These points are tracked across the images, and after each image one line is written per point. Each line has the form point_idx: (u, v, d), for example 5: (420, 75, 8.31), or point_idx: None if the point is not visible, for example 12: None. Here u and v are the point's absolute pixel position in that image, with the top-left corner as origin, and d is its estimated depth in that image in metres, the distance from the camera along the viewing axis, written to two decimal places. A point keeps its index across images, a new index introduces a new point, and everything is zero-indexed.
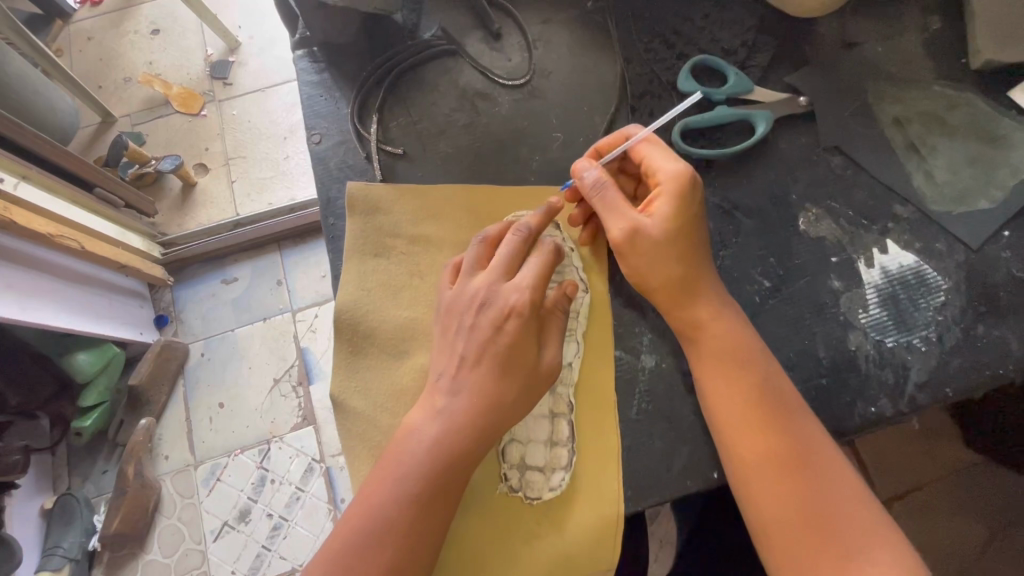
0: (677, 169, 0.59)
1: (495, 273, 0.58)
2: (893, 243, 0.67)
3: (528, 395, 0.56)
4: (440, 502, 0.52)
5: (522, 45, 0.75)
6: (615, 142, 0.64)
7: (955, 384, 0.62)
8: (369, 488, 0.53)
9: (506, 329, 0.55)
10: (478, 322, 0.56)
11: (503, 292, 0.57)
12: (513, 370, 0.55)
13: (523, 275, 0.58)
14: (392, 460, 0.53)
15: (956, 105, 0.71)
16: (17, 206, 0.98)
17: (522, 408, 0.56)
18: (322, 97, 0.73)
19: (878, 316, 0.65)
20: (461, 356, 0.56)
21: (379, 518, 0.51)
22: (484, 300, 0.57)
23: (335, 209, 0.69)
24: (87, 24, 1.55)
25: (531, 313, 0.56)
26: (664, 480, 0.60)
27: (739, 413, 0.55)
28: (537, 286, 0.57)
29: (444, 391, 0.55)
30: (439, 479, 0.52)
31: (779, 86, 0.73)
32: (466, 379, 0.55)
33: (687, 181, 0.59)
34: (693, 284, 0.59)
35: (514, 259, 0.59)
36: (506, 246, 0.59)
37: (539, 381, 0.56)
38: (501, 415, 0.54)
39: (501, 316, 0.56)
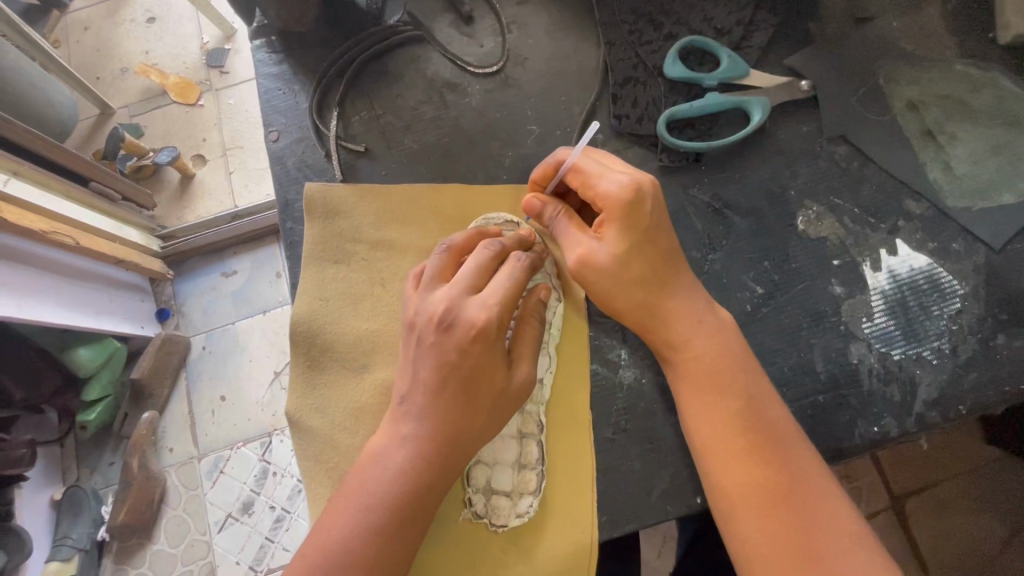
0: (617, 191, 0.52)
1: (458, 287, 0.51)
2: (904, 243, 0.60)
3: (498, 419, 0.51)
4: (406, 535, 0.48)
5: (496, 28, 0.69)
6: (548, 172, 0.58)
7: (969, 400, 0.56)
8: (329, 517, 0.48)
9: (472, 350, 0.49)
10: (440, 343, 0.50)
11: (467, 308, 0.50)
12: (482, 395, 0.50)
13: (490, 289, 0.51)
14: (353, 488, 0.49)
15: (980, 87, 0.64)
16: (8, 204, 0.94)
17: (492, 431, 0.52)
18: (281, 91, 0.68)
19: (884, 326, 0.58)
20: (424, 379, 0.50)
21: (338, 550, 0.46)
22: (445, 318, 0.50)
23: (294, 212, 0.65)
24: (83, 14, 1.52)
25: (499, 333, 0.50)
26: (642, 505, 0.55)
27: (723, 439, 0.50)
28: (508, 300, 0.51)
29: (409, 418, 0.50)
30: (404, 510, 0.48)
31: (777, 69, 0.66)
32: (430, 404, 0.49)
33: (631, 200, 0.52)
34: (670, 297, 0.53)
35: (478, 272, 0.52)
36: (471, 261, 0.53)
37: (510, 401, 0.51)
38: (468, 442, 0.50)
39: (467, 336, 0.49)
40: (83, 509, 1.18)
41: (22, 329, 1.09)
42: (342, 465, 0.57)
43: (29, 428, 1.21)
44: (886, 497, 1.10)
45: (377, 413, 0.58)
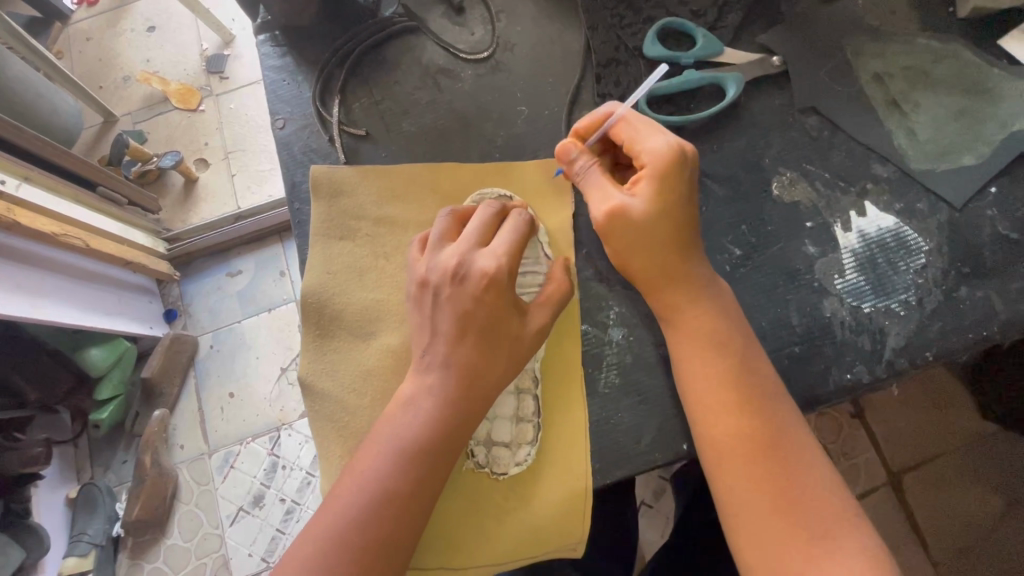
0: (664, 148, 0.54)
1: (467, 243, 0.56)
2: (872, 205, 0.64)
3: (514, 362, 0.55)
4: (434, 471, 0.52)
5: (485, 17, 0.74)
6: (594, 122, 0.59)
7: (936, 347, 0.60)
8: (361, 460, 0.52)
9: (484, 297, 0.53)
10: (455, 295, 0.54)
11: (478, 262, 0.54)
12: (497, 340, 0.54)
13: (496, 243, 0.55)
14: (384, 433, 0.53)
15: (942, 58, 0.68)
16: (21, 208, 0.99)
17: (509, 377, 0.56)
18: (284, 81, 0.73)
19: (855, 281, 0.62)
20: (443, 332, 0.54)
21: (372, 484, 0.51)
22: (458, 271, 0.54)
23: (300, 193, 0.69)
24: (86, 25, 1.56)
25: (509, 282, 0.54)
26: (634, 453, 0.59)
27: (716, 392, 0.54)
28: (514, 251, 0.55)
29: (431, 365, 0.54)
30: (432, 449, 0.52)
31: (750, 47, 0.70)
32: (451, 353, 0.54)
33: (675, 160, 0.54)
34: (677, 261, 0.56)
35: (484, 229, 0.57)
36: (474, 220, 0.57)
37: (524, 348, 0.56)
38: (486, 385, 0.54)
39: (479, 286, 0.53)
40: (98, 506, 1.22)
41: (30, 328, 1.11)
42: (353, 426, 0.61)
43: (42, 427, 1.24)
44: (883, 473, 1.13)
45: (386, 376, 0.62)
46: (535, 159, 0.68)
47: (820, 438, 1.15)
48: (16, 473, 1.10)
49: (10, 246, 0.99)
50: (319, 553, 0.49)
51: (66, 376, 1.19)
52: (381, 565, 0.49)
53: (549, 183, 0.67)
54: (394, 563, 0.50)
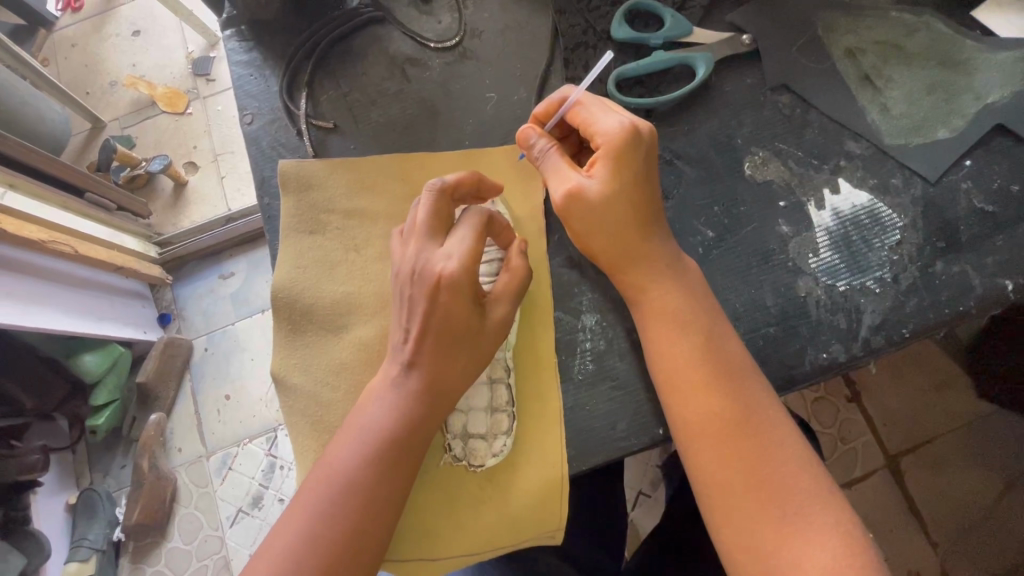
0: (616, 129, 0.54)
1: (428, 241, 0.55)
2: (845, 182, 0.64)
3: (476, 359, 0.55)
4: (400, 466, 0.52)
5: (452, 4, 0.73)
6: (551, 107, 0.60)
7: (912, 324, 0.59)
8: (332, 454, 0.52)
9: (440, 299, 0.52)
10: (414, 293, 0.53)
11: (434, 260, 0.53)
12: (458, 339, 0.53)
13: (452, 246, 0.53)
14: (354, 426, 0.53)
15: (914, 31, 0.67)
16: (8, 216, 0.99)
17: (473, 371, 0.55)
18: (252, 77, 0.72)
19: (830, 260, 0.62)
20: (407, 329, 0.54)
21: (341, 477, 0.50)
22: (416, 270, 0.53)
23: (270, 188, 0.69)
24: (70, 32, 1.55)
25: (468, 285, 0.52)
26: (609, 439, 0.59)
27: (684, 371, 0.54)
28: (472, 250, 0.53)
29: (397, 363, 0.54)
30: (399, 442, 0.52)
31: (720, 26, 0.69)
32: (413, 350, 0.53)
33: (628, 140, 0.54)
34: (640, 239, 0.56)
35: (445, 226, 0.56)
36: (431, 217, 0.55)
37: (487, 343, 0.55)
38: (447, 382, 0.54)
39: (434, 287, 0.52)
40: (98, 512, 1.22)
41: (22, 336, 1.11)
42: (328, 420, 0.61)
43: (40, 435, 1.23)
44: (881, 456, 1.12)
45: (359, 370, 0.62)
46: (504, 146, 0.68)
47: (816, 422, 1.14)
48: (15, 480, 1.10)
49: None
50: (290, 549, 0.48)
51: (60, 383, 1.20)
52: (348, 559, 0.49)
53: (518, 170, 0.67)
54: (361, 558, 0.49)
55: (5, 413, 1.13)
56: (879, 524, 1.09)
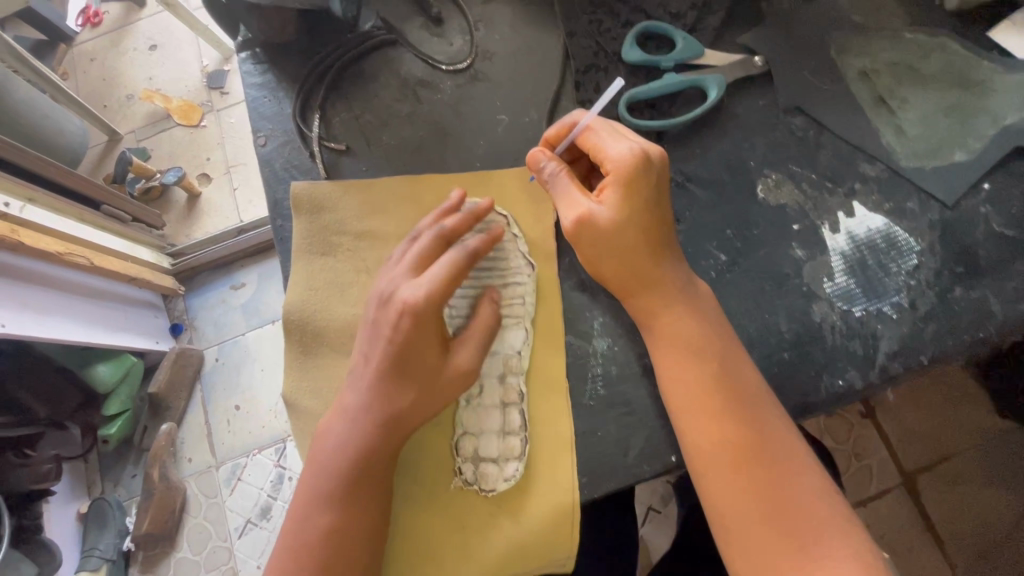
0: (627, 154, 0.54)
1: (402, 270, 0.56)
2: (861, 205, 0.63)
3: (430, 395, 0.53)
4: (356, 495, 0.52)
5: (464, 27, 0.73)
6: (562, 131, 0.60)
7: (930, 350, 0.58)
8: (303, 477, 0.54)
9: (399, 328, 0.52)
10: (379, 321, 0.54)
11: (400, 289, 0.54)
12: (410, 370, 0.53)
13: (424, 274, 0.54)
14: (319, 451, 0.54)
15: (929, 52, 0.66)
16: (26, 229, 1.00)
17: (432, 404, 0.54)
18: (266, 99, 0.73)
19: (845, 284, 0.61)
20: (368, 356, 0.54)
21: (306, 502, 0.52)
22: (386, 298, 0.54)
23: (283, 210, 0.69)
24: (88, 46, 1.58)
25: (429, 315, 0.52)
26: (620, 466, 0.58)
27: (696, 397, 0.54)
28: (441, 282, 0.53)
29: (356, 391, 0.54)
30: (357, 471, 0.52)
31: (732, 47, 0.69)
32: (370, 377, 0.53)
33: (638, 165, 0.54)
34: (653, 264, 0.56)
35: (420, 256, 0.56)
36: (415, 248, 0.57)
37: (447, 376, 0.53)
38: (399, 414, 0.53)
39: (397, 315, 0.52)
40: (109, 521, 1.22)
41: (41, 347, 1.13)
42: None
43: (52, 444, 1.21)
44: (897, 473, 1.10)
45: None
46: (515, 168, 0.68)
47: (830, 438, 1.12)
48: (27, 490, 1.12)
49: (15, 266, 0.99)
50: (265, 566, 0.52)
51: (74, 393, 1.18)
52: None
53: (529, 191, 0.67)
54: None
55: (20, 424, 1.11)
56: (895, 545, 1.06)
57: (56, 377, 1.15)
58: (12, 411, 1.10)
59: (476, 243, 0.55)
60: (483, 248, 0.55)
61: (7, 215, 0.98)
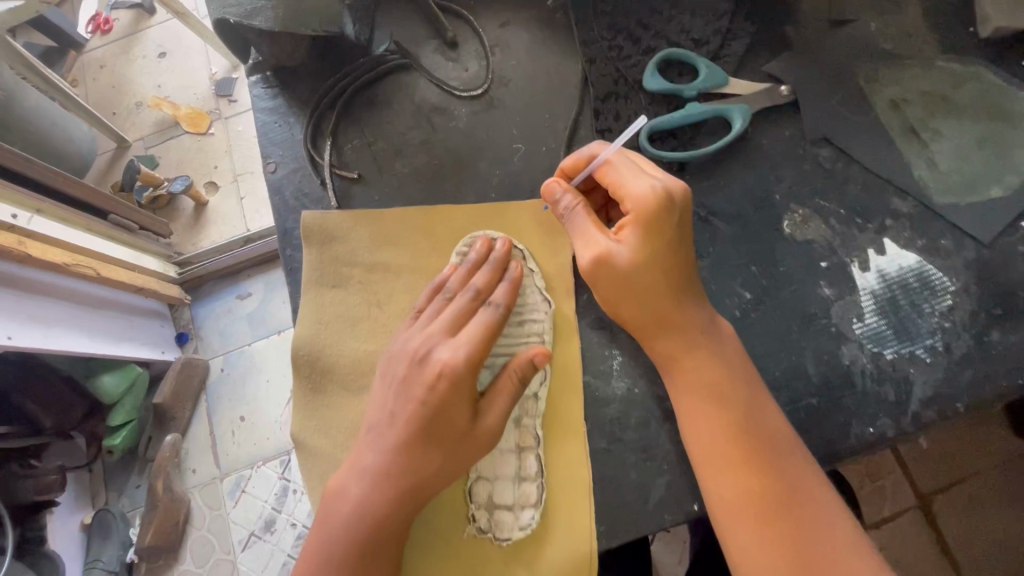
0: (649, 194, 0.52)
1: (436, 327, 0.54)
2: (892, 242, 0.60)
3: (457, 462, 0.51)
4: (368, 560, 0.49)
5: (479, 52, 0.71)
6: (580, 163, 0.58)
7: (966, 397, 0.56)
8: (313, 532, 0.52)
9: (434, 390, 0.50)
10: (410, 378, 0.52)
11: (437, 349, 0.53)
12: (440, 435, 0.51)
13: (461, 335, 0.53)
14: (331, 509, 0.51)
15: (963, 82, 0.64)
16: (32, 241, 0.99)
17: (456, 471, 0.52)
18: (277, 124, 0.71)
19: (875, 326, 0.58)
20: (394, 414, 0.52)
21: (313, 561, 0.50)
22: (420, 355, 0.53)
23: (293, 239, 0.67)
24: (99, 53, 1.56)
25: (466, 379, 0.51)
26: (640, 515, 0.56)
27: (717, 445, 0.52)
28: (478, 347, 0.52)
29: (376, 451, 0.52)
30: (372, 535, 0.50)
31: (756, 75, 0.67)
32: (395, 438, 0.51)
33: (660, 206, 0.52)
34: (675, 305, 0.53)
35: (454, 314, 0.55)
36: (450, 306, 0.56)
37: (474, 444, 0.51)
38: (425, 480, 0.51)
39: (433, 376, 0.51)
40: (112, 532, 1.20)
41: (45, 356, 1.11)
42: None
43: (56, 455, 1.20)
44: (912, 496, 1.07)
45: None
46: (532, 199, 0.66)
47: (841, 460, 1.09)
48: (32, 501, 1.10)
49: (21, 277, 0.98)
50: None
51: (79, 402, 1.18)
52: None
53: (545, 224, 0.65)
54: None
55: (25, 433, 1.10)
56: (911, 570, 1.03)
57: (61, 386, 1.15)
58: (19, 420, 1.10)
59: (502, 298, 0.55)
60: (510, 305, 0.56)
61: (15, 227, 0.96)
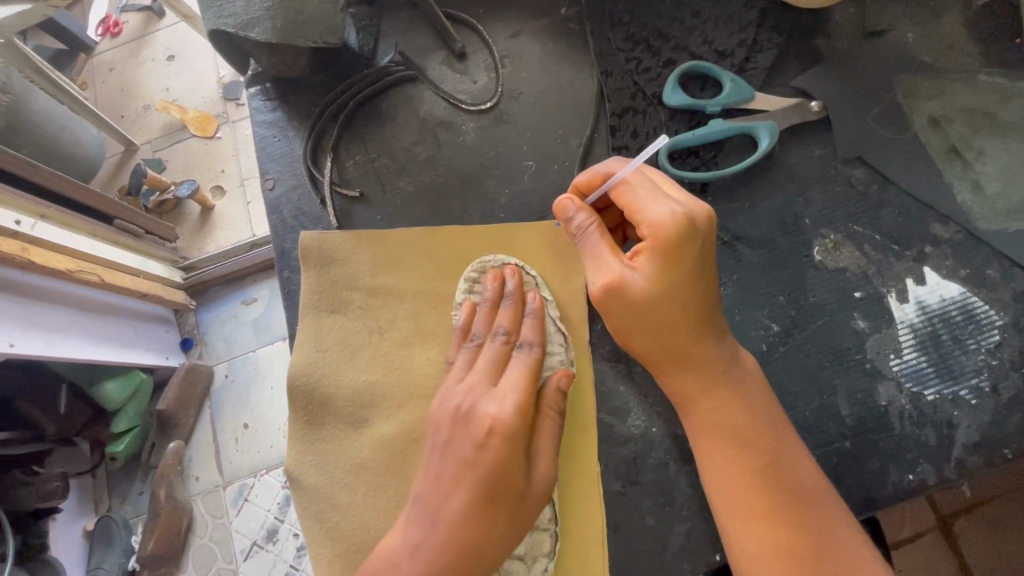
0: (668, 219, 0.47)
1: (477, 382, 0.52)
2: (932, 272, 0.56)
3: (516, 523, 0.48)
4: None
5: (489, 63, 0.67)
6: (594, 181, 0.53)
7: (1015, 443, 0.51)
8: None
9: (487, 446, 0.48)
10: (457, 439, 0.50)
11: (483, 404, 0.50)
12: (497, 496, 0.47)
13: (504, 385, 0.52)
14: None
15: (1009, 98, 0.59)
16: (35, 247, 0.89)
17: (513, 537, 0.48)
18: (276, 138, 0.67)
19: (915, 362, 0.54)
20: (440, 478, 0.49)
21: None
22: (464, 412, 0.51)
23: (290, 260, 0.64)
24: (109, 56, 1.47)
25: (520, 431, 0.49)
26: (657, 564, 0.52)
27: (741, 496, 0.46)
28: (524, 395, 0.51)
29: (422, 523, 0.48)
30: None
31: (784, 90, 0.63)
32: (445, 505, 0.48)
33: (680, 233, 0.47)
34: (696, 341, 0.48)
35: (491, 365, 0.54)
36: (484, 357, 0.54)
37: (529, 502, 0.48)
38: (483, 550, 0.47)
39: (483, 432, 0.49)
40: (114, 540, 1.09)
41: (51, 365, 1.03)
42: (343, 525, 0.55)
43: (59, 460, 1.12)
44: (931, 516, 0.94)
45: (382, 468, 0.56)
46: (543, 221, 0.62)
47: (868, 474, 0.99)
48: (33, 509, 1.00)
49: (24, 285, 0.88)
50: None
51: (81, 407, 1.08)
52: None
53: (557, 248, 0.61)
54: None
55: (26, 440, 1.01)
56: None
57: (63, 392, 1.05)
58: (21, 425, 1.01)
59: (534, 336, 0.55)
60: (542, 342, 0.56)
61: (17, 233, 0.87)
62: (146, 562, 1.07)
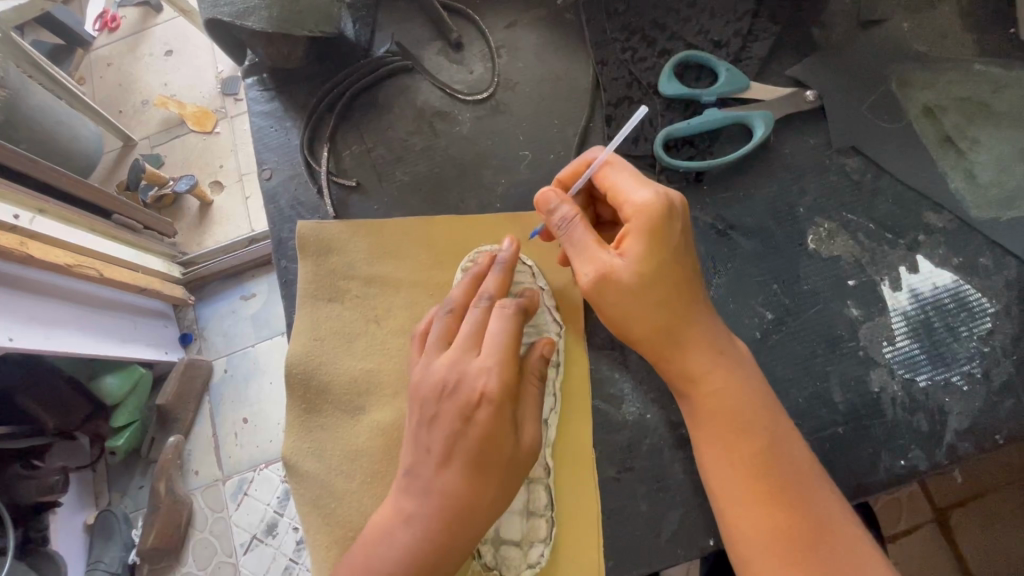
0: (647, 200, 0.48)
1: (460, 349, 0.50)
2: (926, 260, 0.56)
3: (505, 487, 0.48)
4: None
5: (485, 53, 0.68)
6: (574, 172, 0.54)
7: (1006, 429, 0.52)
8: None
9: (475, 418, 0.47)
10: (443, 412, 0.48)
11: (468, 373, 0.48)
12: (487, 464, 0.47)
13: (488, 349, 0.49)
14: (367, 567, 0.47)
15: (1003, 87, 0.59)
16: (34, 241, 0.89)
17: (503, 501, 0.49)
18: (273, 128, 0.67)
19: (907, 350, 0.54)
20: (428, 450, 0.48)
21: None
22: (449, 384, 0.49)
23: (287, 250, 0.64)
24: (106, 50, 1.46)
25: (506, 399, 0.48)
26: (652, 549, 0.53)
27: (739, 479, 0.47)
28: (510, 361, 0.49)
29: (415, 494, 0.48)
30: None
31: (779, 80, 0.63)
32: (435, 478, 0.47)
33: (660, 211, 0.48)
34: (691, 327, 0.49)
35: (476, 329, 0.51)
36: (467, 322, 0.51)
37: (519, 466, 0.49)
38: (475, 514, 0.47)
39: (469, 403, 0.47)
40: (114, 533, 1.09)
41: (52, 359, 1.03)
42: (340, 512, 0.56)
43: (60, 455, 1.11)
44: (927, 508, 0.95)
45: (379, 457, 0.57)
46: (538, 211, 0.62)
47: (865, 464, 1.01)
48: (33, 503, 1.01)
49: (24, 279, 0.88)
50: None
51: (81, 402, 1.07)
52: None
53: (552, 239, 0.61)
54: None
55: (25, 433, 1.01)
56: None
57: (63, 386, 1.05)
58: (22, 419, 1.02)
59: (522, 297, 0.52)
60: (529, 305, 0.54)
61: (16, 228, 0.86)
62: (145, 556, 1.07)
